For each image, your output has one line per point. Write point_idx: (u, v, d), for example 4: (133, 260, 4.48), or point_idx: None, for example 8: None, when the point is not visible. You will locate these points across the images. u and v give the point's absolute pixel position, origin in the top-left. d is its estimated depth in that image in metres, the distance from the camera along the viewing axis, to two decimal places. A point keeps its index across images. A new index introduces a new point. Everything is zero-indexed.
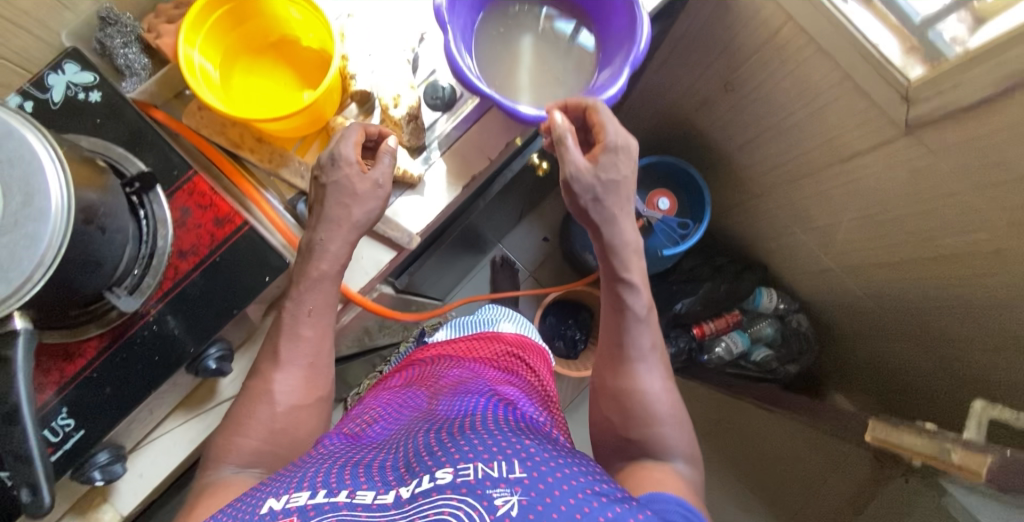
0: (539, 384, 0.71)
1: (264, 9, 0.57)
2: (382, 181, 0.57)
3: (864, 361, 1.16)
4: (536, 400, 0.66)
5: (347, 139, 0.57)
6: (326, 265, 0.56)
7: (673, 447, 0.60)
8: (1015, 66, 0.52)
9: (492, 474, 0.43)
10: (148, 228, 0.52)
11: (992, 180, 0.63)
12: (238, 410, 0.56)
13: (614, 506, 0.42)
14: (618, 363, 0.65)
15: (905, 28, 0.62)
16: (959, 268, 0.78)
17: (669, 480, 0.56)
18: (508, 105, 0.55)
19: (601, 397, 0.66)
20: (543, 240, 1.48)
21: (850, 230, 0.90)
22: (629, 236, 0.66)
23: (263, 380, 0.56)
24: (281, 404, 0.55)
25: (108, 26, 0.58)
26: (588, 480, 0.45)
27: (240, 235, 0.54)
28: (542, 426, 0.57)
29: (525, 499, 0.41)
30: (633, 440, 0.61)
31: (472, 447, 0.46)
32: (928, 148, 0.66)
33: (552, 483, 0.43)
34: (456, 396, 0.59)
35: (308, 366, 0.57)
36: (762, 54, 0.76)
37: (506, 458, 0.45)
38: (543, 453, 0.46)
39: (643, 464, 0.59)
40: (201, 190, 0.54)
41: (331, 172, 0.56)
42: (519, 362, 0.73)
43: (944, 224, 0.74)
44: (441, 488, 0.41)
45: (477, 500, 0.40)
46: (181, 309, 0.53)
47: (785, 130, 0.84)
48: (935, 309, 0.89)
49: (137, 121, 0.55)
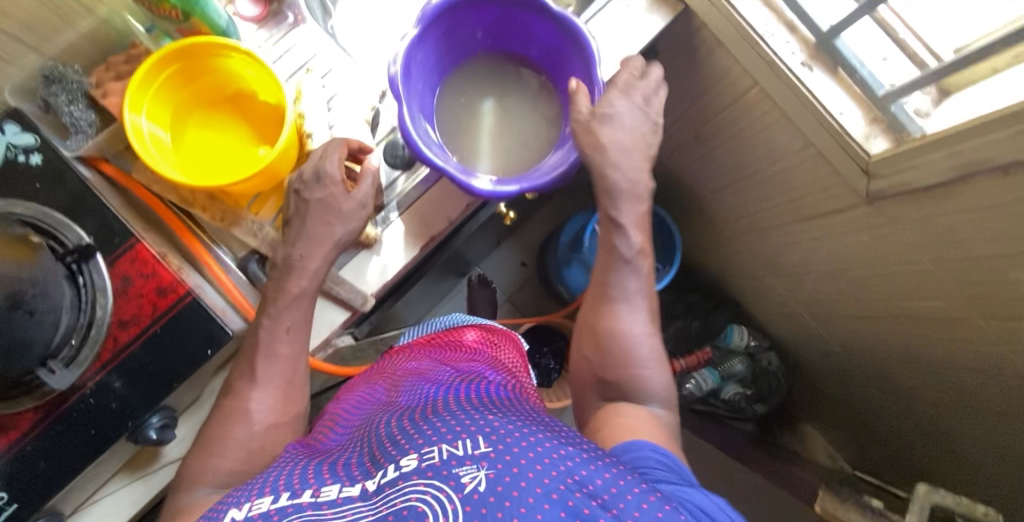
0: (506, 358, 0.70)
1: (217, 65, 0.56)
2: (366, 201, 0.59)
3: (835, 404, 1.15)
4: (504, 372, 0.64)
5: (332, 156, 0.57)
6: (307, 282, 0.57)
7: (654, 385, 0.61)
8: (966, 158, 0.52)
9: (457, 453, 0.43)
10: (88, 298, 0.53)
11: (950, 254, 0.63)
12: (209, 432, 0.54)
13: (582, 464, 0.43)
14: (598, 307, 0.65)
15: (869, 100, 0.63)
16: (921, 332, 0.77)
17: (646, 426, 0.57)
18: (461, 179, 0.57)
19: (580, 340, 0.66)
20: (520, 265, 1.42)
21: (818, 282, 0.90)
22: (625, 182, 0.66)
23: (240, 400, 0.54)
24: (258, 421, 0.54)
25: (54, 83, 0.56)
26: (555, 443, 0.44)
27: (182, 305, 0.54)
28: (512, 395, 0.56)
29: (492, 472, 0.41)
30: (612, 378, 0.62)
31: (442, 427, 0.46)
32: (888, 218, 0.66)
33: (518, 452, 0.43)
34: (415, 384, 0.58)
35: (285, 384, 0.56)
36: (731, 112, 0.78)
37: (472, 434, 0.45)
38: (508, 425, 0.46)
39: (622, 405, 0.60)
40: (143, 258, 0.55)
41: (314, 188, 0.57)
42: (483, 342, 0.71)
43: (906, 289, 0.73)
44: (407, 475, 0.42)
45: (443, 482, 0.41)
46: (126, 372, 0.54)
47: (755, 183, 0.85)
48: (899, 366, 0.88)
49: (79, 186, 0.55)
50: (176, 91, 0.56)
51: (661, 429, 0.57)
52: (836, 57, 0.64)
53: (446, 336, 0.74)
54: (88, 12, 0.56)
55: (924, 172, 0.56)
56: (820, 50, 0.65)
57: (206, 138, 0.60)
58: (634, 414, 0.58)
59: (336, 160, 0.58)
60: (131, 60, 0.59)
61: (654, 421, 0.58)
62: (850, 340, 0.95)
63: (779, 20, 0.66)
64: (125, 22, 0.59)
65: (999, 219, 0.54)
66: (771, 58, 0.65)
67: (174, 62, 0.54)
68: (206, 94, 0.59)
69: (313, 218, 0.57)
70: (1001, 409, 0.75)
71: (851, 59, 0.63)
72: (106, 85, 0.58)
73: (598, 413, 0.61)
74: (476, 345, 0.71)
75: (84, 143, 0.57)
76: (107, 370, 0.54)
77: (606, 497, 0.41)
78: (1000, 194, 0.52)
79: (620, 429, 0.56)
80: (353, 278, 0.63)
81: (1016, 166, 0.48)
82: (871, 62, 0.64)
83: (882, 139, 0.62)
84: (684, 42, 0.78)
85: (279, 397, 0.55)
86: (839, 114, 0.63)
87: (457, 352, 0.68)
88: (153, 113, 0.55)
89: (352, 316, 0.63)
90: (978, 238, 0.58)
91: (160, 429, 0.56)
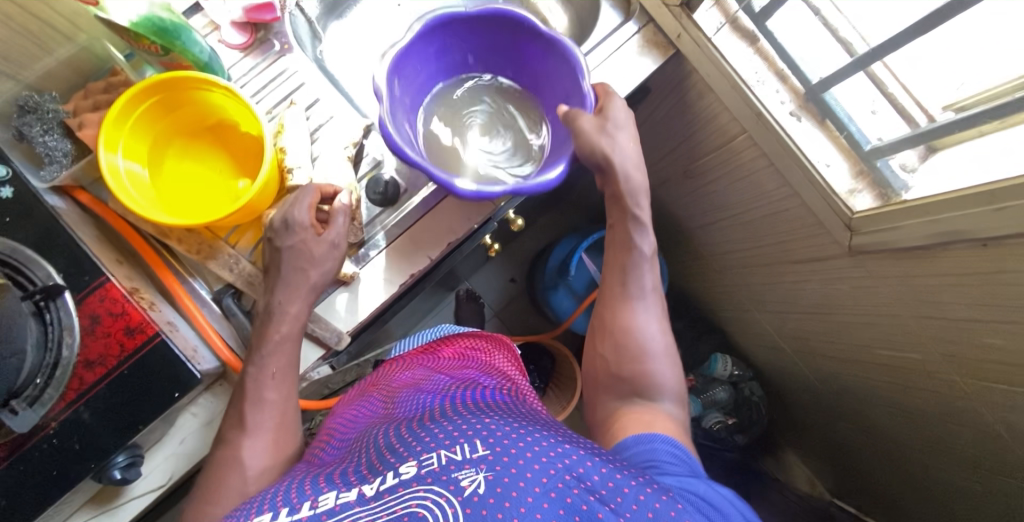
0: (498, 365, 0.71)
1: (195, 97, 0.61)
2: (338, 242, 0.60)
3: (818, 441, 1.13)
4: (497, 377, 0.65)
5: (302, 203, 0.58)
6: (288, 327, 0.58)
7: (665, 384, 0.61)
8: (947, 227, 0.51)
9: (455, 458, 0.43)
10: (55, 337, 0.55)
11: (928, 313, 0.61)
12: (203, 485, 0.52)
13: (582, 461, 0.43)
14: (606, 312, 0.66)
15: (854, 152, 0.63)
16: (897, 383, 0.75)
17: (662, 421, 0.57)
18: (441, 177, 0.54)
19: (592, 344, 0.67)
20: (509, 281, 1.29)
21: (798, 322, 0.88)
22: (635, 176, 0.66)
23: (232, 449, 0.53)
24: (252, 468, 0.52)
25: (28, 113, 0.59)
26: (553, 442, 0.45)
27: (150, 346, 0.56)
28: (506, 399, 0.57)
29: (492, 474, 0.41)
30: (624, 376, 0.62)
31: (441, 433, 0.46)
32: (868, 271, 0.65)
33: (516, 453, 0.42)
34: (412, 396, 0.58)
35: (276, 428, 0.55)
36: (719, 155, 0.79)
37: (468, 438, 0.44)
38: (505, 427, 0.46)
39: (637, 402, 0.60)
40: (112, 297, 0.56)
41: (285, 237, 0.58)
42: (475, 352, 0.73)
43: (885, 340, 0.71)
44: (407, 482, 0.41)
45: (443, 487, 0.40)
46: (95, 407, 0.55)
47: (743, 223, 0.85)
48: (875, 412, 0.86)
49: (51, 223, 0.57)
50: (154, 122, 0.61)
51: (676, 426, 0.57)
52: (825, 109, 0.64)
53: (431, 349, 0.75)
54: (68, 40, 0.61)
55: (905, 235, 0.56)
56: (809, 101, 0.65)
57: (185, 168, 0.67)
58: (649, 411, 0.58)
59: (305, 206, 0.59)
60: (109, 87, 0.63)
61: (669, 417, 0.58)
62: (825, 381, 0.94)
63: (770, 69, 0.66)
64: (105, 49, 0.64)
65: (979, 287, 0.52)
66: (759, 109, 0.65)
67: (152, 95, 0.58)
68: (184, 123, 0.65)
69: (287, 265, 0.58)
70: (977, 468, 0.72)
71: (840, 112, 0.63)
72: (81, 114, 0.61)
73: (612, 413, 0.61)
74: (463, 351, 0.73)
75: (58, 172, 0.59)
76: (75, 407, 0.55)
77: (604, 493, 0.41)
78: (979, 265, 0.51)
79: (635, 425, 0.56)
80: (334, 320, 0.66)
81: (995, 241, 0.48)
82: (858, 113, 0.63)
83: (867, 194, 0.62)
84: (676, 83, 0.80)
85: (273, 442, 0.54)
86: (825, 166, 0.63)
87: (447, 362, 0.69)
88: (131, 143, 0.59)
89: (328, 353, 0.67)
90: (955, 300, 0.57)
91: (125, 469, 0.57)
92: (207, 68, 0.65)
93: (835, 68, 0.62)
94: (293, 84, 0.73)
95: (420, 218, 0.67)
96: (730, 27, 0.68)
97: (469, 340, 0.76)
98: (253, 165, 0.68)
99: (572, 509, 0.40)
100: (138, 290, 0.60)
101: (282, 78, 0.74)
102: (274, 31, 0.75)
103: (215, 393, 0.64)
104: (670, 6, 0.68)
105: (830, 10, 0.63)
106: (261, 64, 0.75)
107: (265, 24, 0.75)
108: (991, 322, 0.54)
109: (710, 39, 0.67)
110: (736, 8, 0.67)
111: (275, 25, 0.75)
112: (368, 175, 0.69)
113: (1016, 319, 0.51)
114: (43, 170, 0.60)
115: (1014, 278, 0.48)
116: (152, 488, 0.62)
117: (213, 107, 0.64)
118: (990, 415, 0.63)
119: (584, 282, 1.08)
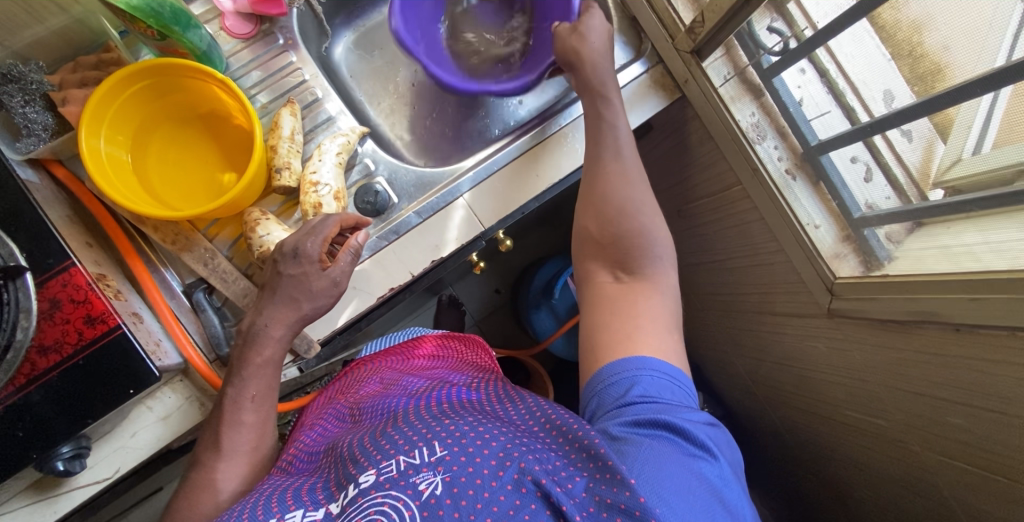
0: (470, 360, 0.70)
1: (184, 87, 0.65)
2: (340, 279, 0.58)
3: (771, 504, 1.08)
4: (468, 373, 0.64)
5: (317, 234, 0.57)
6: (271, 351, 0.56)
7: (658, 253, 0.57)
8: (922, 306, 0.51)
9: (413, 462, 0.42)
10: (10, 318, 0.53)
11: (899, 384, 0.59)
12: (177, 510, 0.52)
13: (538, 454, 0.43)
14: (602, 211, 0.59)
15: (844, 218, 0.63)
16: (852, 449, 0.73)
17: (651, 324, 0.53)
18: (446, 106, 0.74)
19: (580, 211, 0.62)
20: (492, 292, 1.27)
21: (768, 371, 0.86)
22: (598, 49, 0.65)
23: (207, 471, 0.53)
24: (225, 490, 0.52)
25: (11, 82, 0.60)
26: (509, 437, 0.45)
27: (110, 338, 0.55)
28: (473, 394, 0.57)
29: (448, 475, 0.41)
30: (611, 239, 0.58)
31: (402, 439, 0.45)
32: (842, 333, 0.64)
33: (473, 452, 0.42)
34: (379, 403, 0.57)
35: (250, 452, 0.54)
36: (719, 200, 0.80)
37: (428, 442, 0.44)
38: (464, 426, 0.46)
39: (624, 294, 0.55)
40: (77, 283, 0.55)
41: (290, 265, 0.56)
42: (444, 350, 0.72)
43: (853, 402, 0.68)
44: (365, 492, 0.41)
45: (401, 492, 0.40)
46: (47, 391, 0.54)
47: (731, 268, 0.85)
48: (824, 477, 0.83)
49: (20, 201, 0.55)
50: (142, 105, 0.64)
51: (667, 323, 0.54)
52: (821, 172, 0.66)
53: (406, 345, 0.74)
54: (62, 12, 0.62)
55: (880, 308, 0.56)
56: (805, 161, 0.67)
57: (170, 154, 0.69)
58: (638, 302, 0.54)
59: (318, 239, 0.57)
60: (98, 64, 0.65)
61: (660, 307, 0.54)
62: (782, 430, 0.90)
63: (771, 124, 0.68)
64: (100, 23, 0.66)
65: (942, 367, 0.52)
66: (757, 165, 0.67)
67: (144, 80, 0.62)
68: (171, 112, 0.68)
69: (287, 288, 0.56)
70: None
71: (837, 177, 0.64)
72: (67, 88, 0.62)
73: (598, 293, 0.57)
74: (437, 351, 0.72)
75: (36, 145, 0.60)
76: (25, 391, 0.53)
77: (557, 479, 0.41)
78: (945, 346, 0.51)
79: (616, 343, 0.52)
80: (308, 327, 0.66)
81: (966, 327, 0.48)
82: (852, 180, 0.62)
83: (852, 259, 0.62)
84: (678, 127, 0.84)
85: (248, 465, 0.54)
86: (815, 227, 0.64)
87: (417, 364, 0.67)
88: (114, 121, 0.62)
89: (299, 358, 0.66)
90: (924, 375, 0.55)
91: (69, 460, 0.56)
92: (202, 56, 0.67)
93: (832, 133, 0.63)
94: (294, 82, 0.76)
95: (407, 233, 0.67)
96: (736, 79, 0.70)
97: (449, 340, 0.75)
98: (239, 156, 0.71)
99: (528, 498, 0.40)
100: (105, 277, 0.59)
101: (283, 73, 0.76)
102: (279, 25, 0.76)
103: (173, 389, 0.63)
104: (681, 51, 0.73)
105: (834, 72, 0.61)
106: (262, 57, 0.76)
107: (270, 18, 0.75)
108: (954, 402, 0.53)
109: (716, 88, 0.70)
110: (747, 62, 0.69)
111: (283, 20, 0.76)
112: (359, 183, 0.73)
113: (979, 403, 0.50)
114: (20, 142, 0.60)
115: (979, 365, 0.48)
116: (93, 482, 0.60)
117: (204, 97, 0.67)
118: (946, 488, 0.59)
119: (567, 306, 1.09)
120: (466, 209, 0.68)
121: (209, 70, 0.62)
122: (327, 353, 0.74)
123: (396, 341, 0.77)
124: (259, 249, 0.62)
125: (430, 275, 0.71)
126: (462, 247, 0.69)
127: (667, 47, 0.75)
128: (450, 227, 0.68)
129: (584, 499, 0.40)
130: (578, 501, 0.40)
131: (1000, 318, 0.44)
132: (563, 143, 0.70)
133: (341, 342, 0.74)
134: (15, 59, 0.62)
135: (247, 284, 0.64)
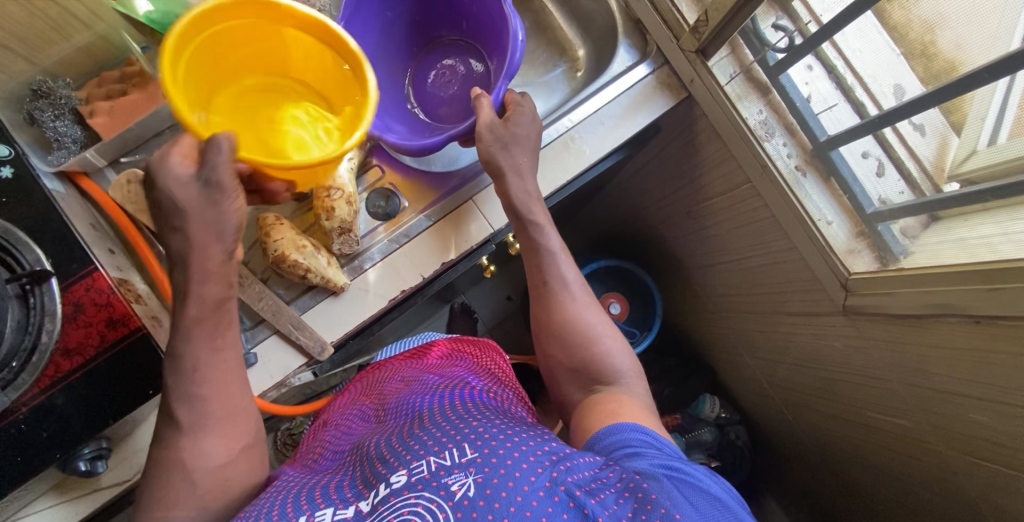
0: (489, 364, 0.70)
1: (297, 29, 0.58)
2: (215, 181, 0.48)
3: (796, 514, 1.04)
4: (484, 374, 0.65)
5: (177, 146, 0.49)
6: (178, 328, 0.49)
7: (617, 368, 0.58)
8: (939, 299, 0.50)
9: (444, 463, 0.42)
10: (36, 321, 0.55)
11: (918, 381, 0.58)
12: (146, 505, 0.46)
13: (566, 462, 0.43)
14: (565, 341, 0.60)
15: (856, 214, 0.62)
16: (878, 449, 0.71)
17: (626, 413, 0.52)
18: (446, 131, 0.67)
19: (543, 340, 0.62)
20: (506, 299, 1.28)
21: (786, 375, 0.84)
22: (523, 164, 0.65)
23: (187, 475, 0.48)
24: (199, 468, 0.47)
25: (41, 98, 0.63)
26: (537, 443, 0.45)
27: (132, 338, 0.58)
28: (491, 397, 0.58)
29: (480, 477, 0.41)
30: (579, 366, 0.59)
31: (431, 439, 0.46)
32: (858, 332, 0.63)
33: (503, 454, 0.43)
34: (402, 400, 0.57)
35: (227, 419, 0.49)
36: (726, 201, 0.80)
37: (457, 444, 0.44)
38: (492, 429, 0.47)
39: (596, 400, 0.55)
40: (99, 287, 0.57)
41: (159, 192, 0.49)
42: (465, 350, 0.73)
43: (874, 402, 0.66)
44: (398, 491, 0.41)
45: (434, 493, 0.40)
46: (70, 393, 0.56)
47: (743, 270, 0.84)
48: (852, 480, 0.80)
49: (46, 208, 0.58)
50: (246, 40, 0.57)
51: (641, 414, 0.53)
52: (831, 168, 0.64)
53: (420, 348, 0.74)
54: (87, 28, 0.65)
55: (897, 303, 0.55)
56: (815, 157, 0.65)
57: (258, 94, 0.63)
58: (609, 405, 0.54)
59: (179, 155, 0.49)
60: (122, 78, 0.67)
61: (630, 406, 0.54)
62: (803, 434, 0.89)
63: (779, 122, 0.67)
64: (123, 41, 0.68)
65: (962, 361, 0.51)
66: (765, 162, 0.66)
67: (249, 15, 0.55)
68: (285, 47, 0.61)
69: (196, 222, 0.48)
70: None
71: (847, 172, 0.63)
72: (93, 101, 0.66)
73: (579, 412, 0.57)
74: (451, 350, 0.72)
75: (66, 157, 0.63)
76: (49, 393, 0.55)
77: (589, 490, 0.41)
78: (964, 340, 0.50)
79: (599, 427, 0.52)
80: (320, 330, 0.67)
81: (986, 319, 0.47)
82: (864, 175, 0.61)
83: (867, 254, 0.61)
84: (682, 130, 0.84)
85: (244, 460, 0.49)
86: (827, 223, 0.63)
87: (434, 363, 0.68)
88: (196, 62, 0.55)
89: (311, 361, 0.67)
90: (946, 371, 0.54)
91: (91, 461, 0.56)
92: None
93: (841, 127, 0.62)
94: None
95: (419, 235, 0.69)
96: (743, 77, 0.68)
97: (462, 344, 0.74)
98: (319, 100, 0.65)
99: (561, 507, 0.39)
100: (127, 282, 0.61)
101: None
102: None
103: None
104: (686, 51, 0.70)
105: (842, 68, 0.60)
106: None
107: None
108: (976, 398, 0.52)
109: (722, 86, 0.68)
110: (753, 59, 0.67)
111: None
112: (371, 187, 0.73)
113: (1001, 399, 0.49)
114: (50, 155, 0.62)
115: (1001, 359, 0.47)
116: (117, 481, 0.60)
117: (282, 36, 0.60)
118: (973, 489, 0.58)
119: None
120: (478, 210, 0.70)
121: (306, 13, 0.54)
122: (342, 357, 0.75)
123: (410, 345, 0.77)
124: (274, 253, 0.64)
125: (440, 279, 0.72)
126: (473, 248, 0.70)
127: (672, 48, 0.72)
128: (460, 230, 0.69)
129: (619, 509, 0.40)
130: (612, 512, 0.40)
131: (1022, 309, 0.43)
132: (570, 144, 0.72)
133: (357, 348, 0.75)
134: (44, 76, 0.65)
135: (262, 287, 0.66)
